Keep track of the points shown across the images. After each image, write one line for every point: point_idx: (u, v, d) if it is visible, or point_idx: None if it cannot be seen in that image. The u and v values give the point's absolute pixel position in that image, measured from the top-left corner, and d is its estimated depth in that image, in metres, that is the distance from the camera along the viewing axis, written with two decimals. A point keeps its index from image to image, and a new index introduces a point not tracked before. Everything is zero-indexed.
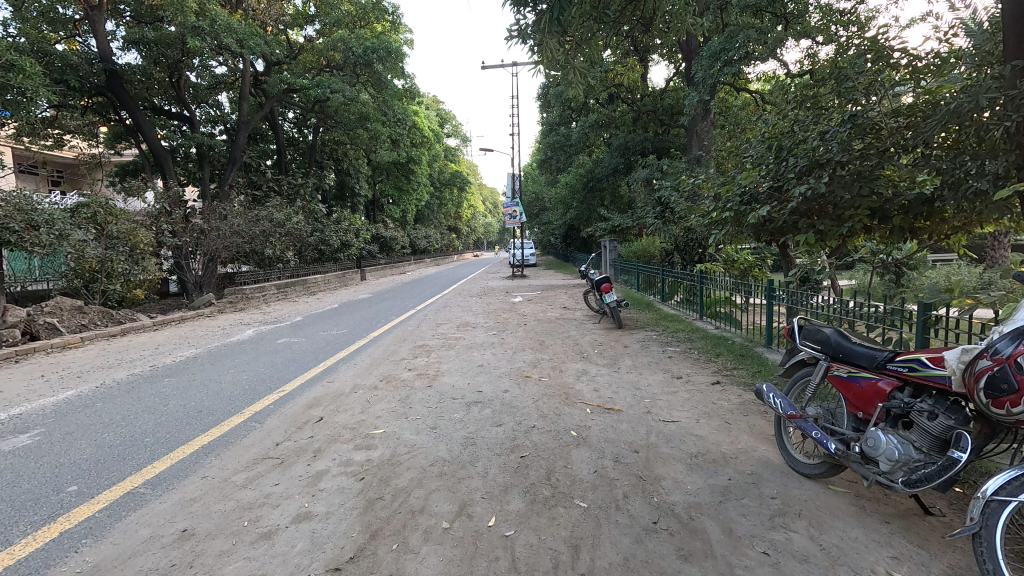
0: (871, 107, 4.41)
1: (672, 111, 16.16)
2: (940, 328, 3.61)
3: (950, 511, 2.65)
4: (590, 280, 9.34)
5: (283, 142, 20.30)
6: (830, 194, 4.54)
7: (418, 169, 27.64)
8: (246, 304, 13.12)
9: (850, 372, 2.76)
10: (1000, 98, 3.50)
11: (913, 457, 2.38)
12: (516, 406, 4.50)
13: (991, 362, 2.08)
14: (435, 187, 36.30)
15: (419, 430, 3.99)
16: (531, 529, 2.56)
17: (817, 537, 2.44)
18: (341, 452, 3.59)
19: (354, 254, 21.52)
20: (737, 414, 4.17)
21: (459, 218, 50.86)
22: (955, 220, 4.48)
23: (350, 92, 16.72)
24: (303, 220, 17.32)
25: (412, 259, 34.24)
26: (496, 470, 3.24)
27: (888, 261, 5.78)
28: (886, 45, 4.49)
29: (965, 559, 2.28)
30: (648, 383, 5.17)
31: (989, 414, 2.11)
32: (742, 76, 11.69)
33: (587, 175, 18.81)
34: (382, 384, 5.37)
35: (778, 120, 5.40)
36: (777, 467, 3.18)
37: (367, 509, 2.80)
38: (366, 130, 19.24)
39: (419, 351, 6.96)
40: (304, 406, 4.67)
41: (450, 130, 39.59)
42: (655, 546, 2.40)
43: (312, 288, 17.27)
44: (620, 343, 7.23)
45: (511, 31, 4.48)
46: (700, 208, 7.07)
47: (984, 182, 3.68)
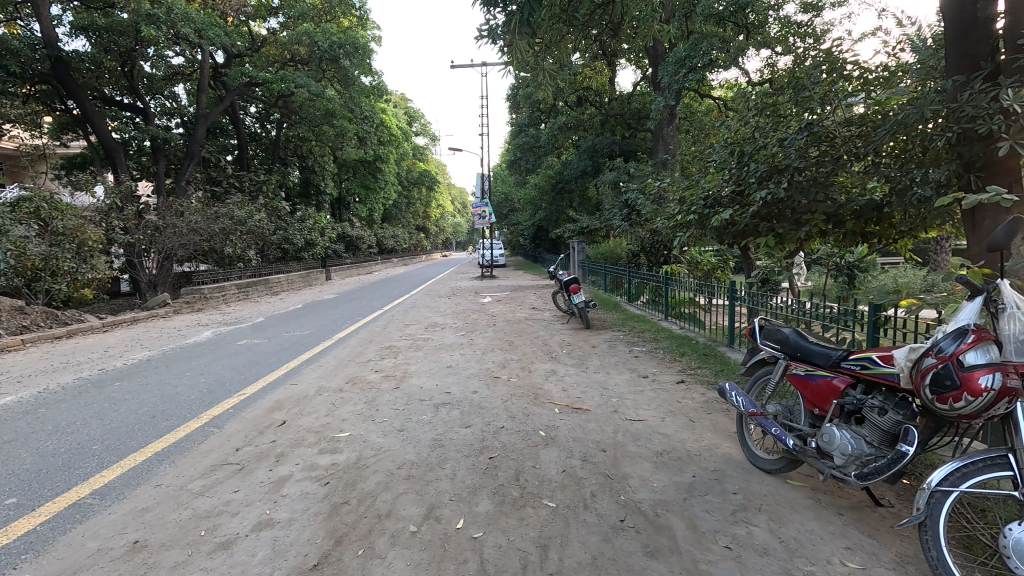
0: (826, 117, 4.60)
1: (638, 115, 16.46)
2: (889, 328, 3.84)
3: (898, 501, 2.79)
4: (558, 281, 9.40)
5: (245, 137, 19.64)
6: (788, 199, 4.72)
7: (386, 168, 27.25)
8: (204, 304, 12.64)
9: (808, 371, 2.87)
10: (941, 111, 3.73)
11: (865, 450, 2.49)
12: (485, 407, 4.49)
13: (935, 360, 2.19)
14: (403, 186, 35.94)
15: (386, 432, 3.92)
16: (500, 530, 2.56)
17: (776, 530, 2.52)
18: (305, 456, 3.50)
19: (319, 253, 21.03)
20: (701, 412, 4.28)
21: (427, 218, 50.30)
22: (903, 225, 4.71)
23: (315, 88, 16.38)
24: (265, 217, 16.82)
25: (379, 258, 33.76)
26: (465, 472, 3.22)
27: (842, 263, 6.06)
28: (840, 57, 4.71)
29: (912, 547, 2.40)
30: (615, 383, 5.24)
31: (934, 409, 2.22)
32: (706, 82, 12.02)
33: (556, 176, 19.00)
34: (349, 385, 5.27)
35: (740, 126, 5.57)
36: (739, 463, 3.29)
37: (332, 514, 2.73)
38: (333, 127, 18.89)
39: (387, 352, 6.85)
40: (266, 409, 4.53)
41: (418, 128, 39.19)
42: (622, 544, 2.44)
43: (274, 288, 16.78)
44: (588, 343, 7.31)
45: (481, 30, 4.47)
46: (666, 211, 7.22)
47: (927, 189, 3.88)
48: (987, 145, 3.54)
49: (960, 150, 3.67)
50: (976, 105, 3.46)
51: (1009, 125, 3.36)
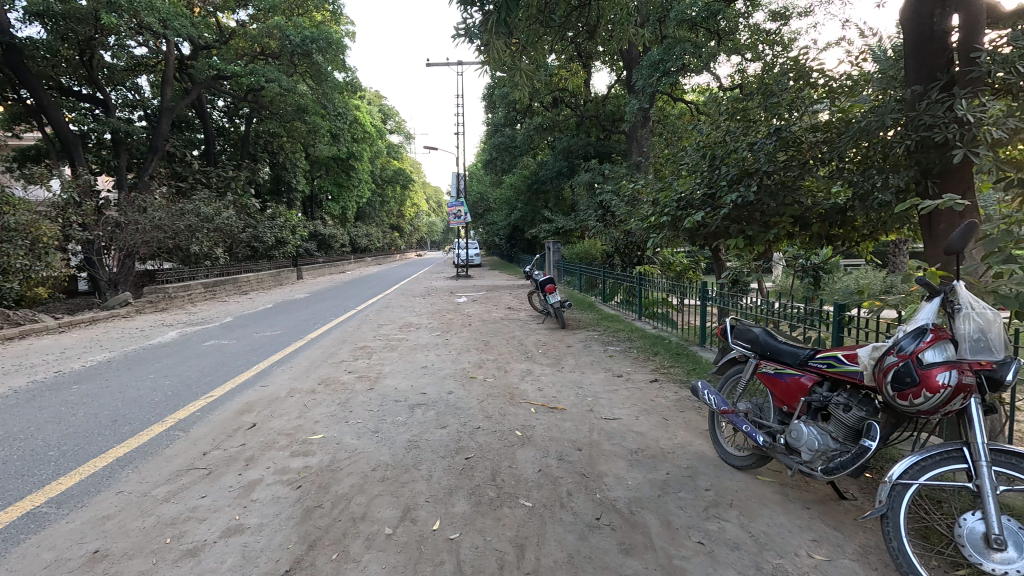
0: (793, 122, 4.73)
1: (613, 118, 16.64)
2: (853, 327, 4.00)
3: (861, 494, 2.90)
4: (534, 281, 9.44)
5: (212, 132, 19.10)
6: (758, 202, 4.85)
7: (359, 165, 26.85)
8: (169, 304, 12.22)
9: (777, 369, 2.95)
10: (900, 119, 3.90)
11: (831, 446, 2.58)
12: (461, 407, 4.47)
13: (897, 358, 2.28)
14: (377, 184, 35.52)
15: (360, 434, 3.86)
16: (477, 531, 2.55)
17: (747, 525, 2.59)
18: (276, 459, 3.42)
19: (290, 252, 20.56)
20: (674, 410, 4.36)
21: (401, 217, 49.69)
22: (865, 228, 4.91)
23: (287, 83, 16.05)
24: (233, 214, 16.36)
25: (352, 258, 33.21)
26: (440, 473, 3.20)
27: (807, 265, 6.21)
28: (807, 65, 4.87)
29: (874, 538, 2.49)
30: (591, 382, 5.29)
31: (895, 405, 2.31)
32: (679, 87, 12.27)
33: (531, 177, 19.09)
34: (321, 387, 5.17)
35: (712, 130, 5.69)
36: (710, 460, 3.36)
37: (305, 518, 2.68)
38: (304, 122, 18.53)
39: (360, 353, 6.75)
40: (235, 412, 4.41)
41: (392, 126, 38.72)
42: (598, 542, 2.46)
43: (243, 288, 16.34)
44: (564, 343, 7.36)
45: (458, 29, 4.47)
46: (640, 213, 7.33)
47: (887, 195, 4.04)
48: (943, 153, 3.70)
49: (918, 157, 3.85)
50: (933, 114, 3.63)
51: (964, 133, 3.52)
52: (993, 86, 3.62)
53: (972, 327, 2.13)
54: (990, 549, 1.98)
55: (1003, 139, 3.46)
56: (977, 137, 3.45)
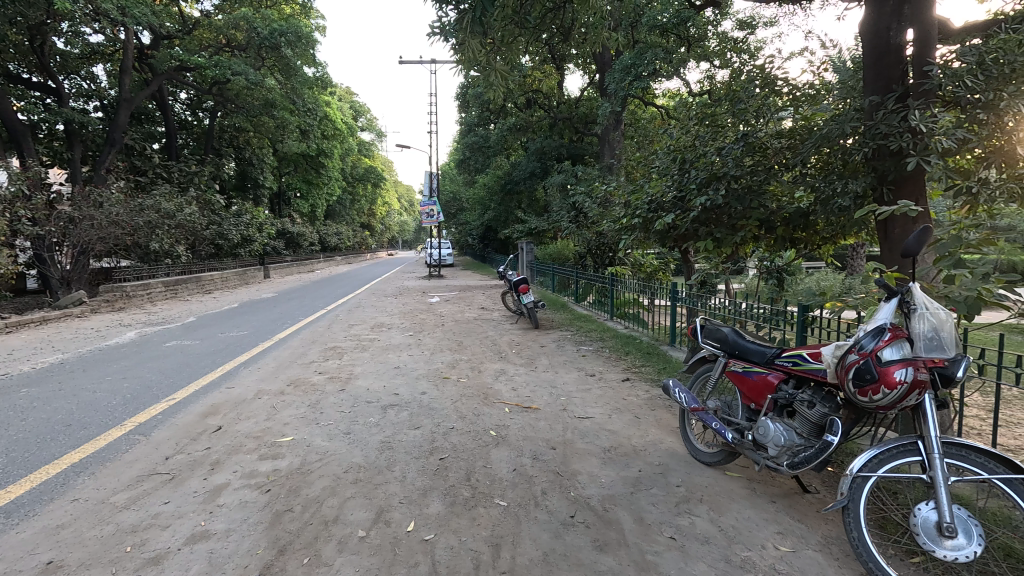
0: (759, 128, 4.87)
1: (585, 120, 16.79)
2: (816, 327, 4.14)
3: (823, 488, 3.01)
4: (508, 281, 9.44)
5: (174, 125, 18.41)
6: (725, 205, 4.97)
7: (329, 163, 26.33)
8: (127, 304, 11.72)
9: (745, 367, 3.04)
10: (859, 128, 4.08)
11: (796, 441, 2.67)
12: (434, 408, 4.44)
13: (858, 356, 2.38)
14: (347, 182, 34.93)
15: (332, 436, 3.80)
16: (452, 531, 2.54)
17: (716, 519, 2.66)
18: (243, 463, 3.32)
19: (257, 250, 19.98)
20: (645, 408, 4.44)
21: (372, 215, 48.98)
22: (826, 232, 5.11)
23: (254, 76, 15.62)
24: (197, 210, 15.82)
25: (321, 257, 32.54)
26: (414, 474, 3.17)
27: (772, 267, 6.43)
28: (773, 73, 5.05)
29: (836, 529, 2.60)
30: (564, 382, 5.32)
31: (856, 401, 2.41)
32: (651, 91, 12.49)
33: (505, 177, 19.10)
34: (290, 388, 5.04)
35: (682, 134, 5.76)
36: (681, 457, 3.44)
37: (274, 523, 2.61)
38: (273, 118, 18.09)
39: (331, 354, 6.63)
40: (199, 415, 4.27)
41: (364, 123, 38.15)
42: (573, 540, 2.48)
43: (206, 287, 15.81)
44: (537, 343, 7.40)
45: (433, 27, 4.45)
46: (612, 214, 7.42)
47: (847, 200, 4.20)
48: (898, 161, 3.89)
49: (875, 164, 4.03)
50: (889, 123, 3.82)
51: (917, 142, 3.71)
52: (944, 98, 3.82)
53: (927, 326, 2.24)
54: (942, 537, 2.07)
55: (953, 149, 3.65)
56: (929, 146, 3.64)
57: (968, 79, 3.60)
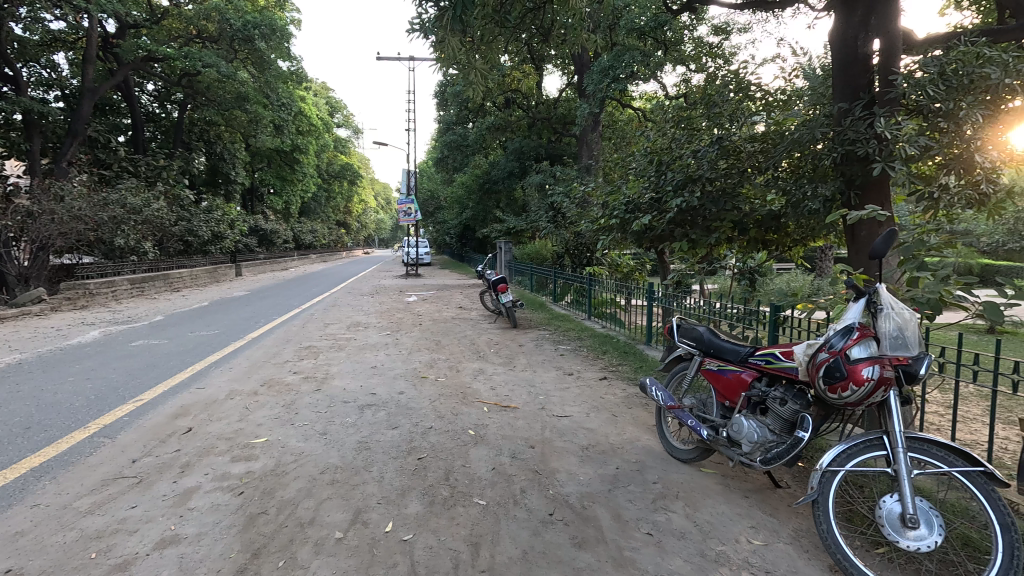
0: (733, 132, 4.93)
1: (564, 121, 16.92)
2: (787, 327, 4.24)
3: (794, 482, 3.10)
4: (486, 280, 9.43)
5: (141, 117, 17.82)
6: (700, 207, 5.05)
7: (304, 159, 25.86)
8: (89, 302, 11.30)
9: (720, 366, 3.10)
10: (829, 133, 4.23)
11: (768, 437, 2.74)
12: (412, 407, 4.41)
13: (828, 354, 2.45)
14: (322, 179, 34.39)
15: (308, 437, 3.73)
16: (430, 531, 2.53)
17: (692, 515, 2.71)
18: (215, 465, 3.24)
19: (228, 247, 19.46)
20: (623, 407, 4.49)
21: (348, 214, 48.34)
22: (796, 234, 5.25)
23: (227, 68, 15.29)
24: (165, 205, 15.34)
25: (295, 254, 31.93)
26: (392, 474, 3.14)
27: (745, 268, 6.54)
28: (746, 79, 5.18)
29: (806, 522, 2.67)
30: (542, 380, 5.35)
31: (826, 398, 2.48)
32: (628, 93, 12.68)
33: (483, 176, 19.09)
34: (264, 389, 4.93)
35: (659, 137, 5.79)
36: (657, 454, 3.50)
37: (248, 525, 2.56)
38: (245, 112, 17.72)
39: (306, 353, 6.51)
40: (168, 416, 4.14)
41: (340, 119, 37.61)
42: (552, 538, 2.50)
43: (174, 284, 15.34)
44: (515, 342, 7.41)
45: (413, 24, 4.44)
46: (590, 215, 7.48)
47: (817, 203, 4.32)
48: (865, 166, 4.03)
49: (844, 169, 4.16)
50: (856, 130, 3.97)
51: (882, 148, 3.85)
52: (908, 106, 3.97)
53: (892, 325, 2.33)
54: (905, 528, 2.15)
55: (915, 155, 3.81)
56: (894, 152, 3.78)
57: (930, 88, 3.76)
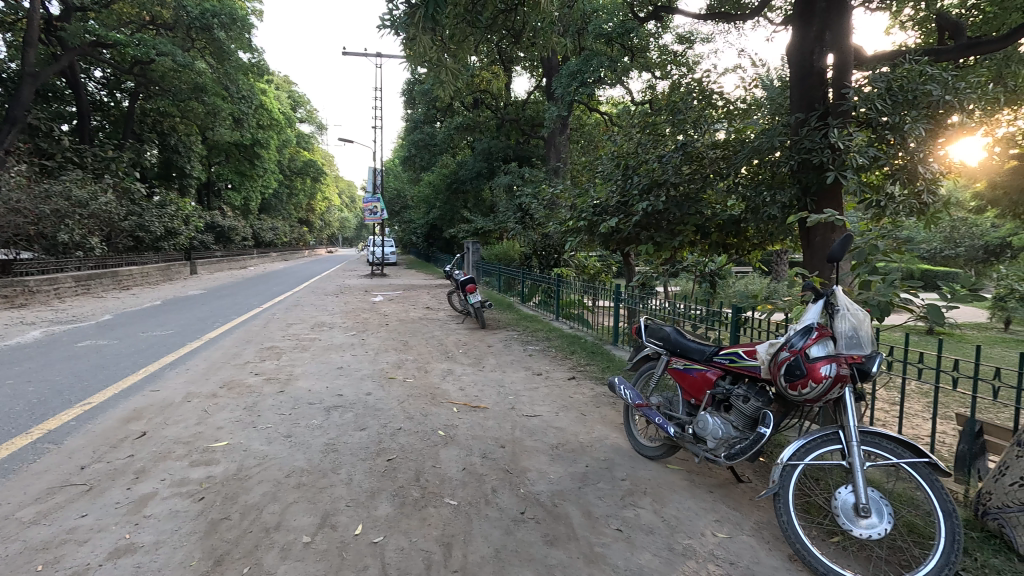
0: (697, 139, 5.07)
1: (532, 123, 17.04)
2: (748, 327, 4.40)
3: (755, 477, 3.22)
4: (454, 280, 9.39)
5: (87, 105, 16.89)
6: (665, 211, 5.17)
7: (266, 154, 25.09)
8: (29, 300, 10.62)
9: (686, 365, 3.19)
10: (786, 142, 4.43)
11: (732, 434, 2.84)
12: (380, 408, 4.35)
13: (789, 353, 2.56)
14: (284, 175, 33.48)
15: (271, 439, 3.62)
16: (401, 532, 2.50)
17: (659, 510, 2.78)
18: (172, 470, 3.11)
19: (183, 244, 18.58)
20: (591, 406, 4.56)
21: (311, 211, 47.15)
22: (755, 238, 5.45)
23: (183, 58, 14.74)
24: (114, 198, 14.61)
25: (255, 252, 30.88)
26: (361, 476, 3.09)
27: (706, 271, 6.77)
28: (709, 87, 5.36)
29: (766, 515, 2.78)
30: (511, 381, 5.36)
31: (787, 395, 2.59)
32: (595, 97, 12.89)
33: (451, 176, 18.92)
34: (223, 391, 4.76)
35: (625, 141, 5.85)
36: (625, 451, 3.57)
37: (209, 532, 2.46)
38: (202, 103, 17.07)
39: (267, 354, 6.31)
40: (120, 420, 3.93)
41: (303, 114, 36.73)
42: (523, 535, 2.51)
43: (123, 282, 14.57)
44: (483, 342, 7.42)
45: (384, 20, 4.40)
46: (558, 217, 7.54)
47: (775, 209, 4.52)
48: (820, 174, 4.23)
49: (800, 176, 4.36)
50: (811, 140, 4.19)
51: (836, 158, 4.07)
52: (858, 119, 4.19)
53: (848, 325, 2.44)
54: (858, 517, 2.27)
55: (865, 165, 4.04)
56: (845, 162, 4.01)
57: (877, 102, 3.99)
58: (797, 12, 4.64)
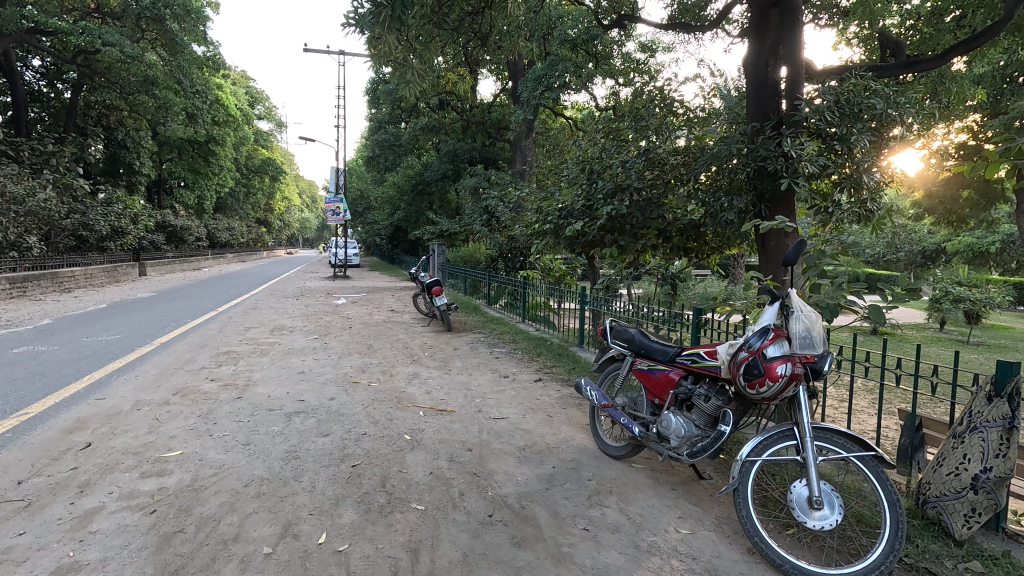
0: (660, 144, 5.20)
1: (497, 126, 17.09)
2: (707, 329, 4.53)
3: (716, 473, 3.33)
4: (419, 283, 9.29)
5: (24, 95, 15.85)
6: (629, 215, 5.30)
7: (221, 151, 24.16)
8: None
9: (649, 365, 3.26)
10: (743, 149, 4.60)
11: (694, 432, 2.92)
12: (344, 413, 4.26)
13: (747, 353, 2.65)
14: (241, 173, 32.38)
15: (228, 448, 3.48)
16: (367, 539, 2.45)
17: (624, 509, 2.83)
18: (121, 483, 2.94)
19: (130, 245, 17.56)
20: (557, 407, 4.59)
21: (269, 211, 45.75)
22: (713, 242, 5.62)
23: (132, 48, 13.88)
24: (54, 195, 13.78)
25: (209, 253, 29.65)
26: (325, 483, 3.02)
27: (668, 274, 6.96)
28: (670, 95, 5.49)
29: (726, 510, 2.87)
30: (477, 383, 5.35)
31: (745, 393, 2.68)
32: (560, 102, 13.04)
33: (416, 177, 18.66)
34: (176, 398, 4.54)
35: (589, 145, 5.93)
36: (591, 452, 3.62)
37: (162, 546, 2.35)
38: (152, 96, 16.31)
39: (224, 359, 6.07)
40: (61, 432, 3.70)
41: (261, 111, 35.65)
42: (491, 538, 2.51)
43: (64, 284, 13.71)
44: (449, 345, 7.36)
45: (348, 18, 4.31)
46: (524, 219, 7.56)
47: (732, 214, 4.71)
48: (774, 181, 4.42)
49: (755, 184, 4.54)
50: (766, 148, 4.36)
51: (788, 166, 4.25)
52: (809, 129, 4.38)
53: (802, 326, 2.57)
54: (812, 509, 2.37)
55: (815, 173, 4.24)
56: (798, 170, 4.19)
57: (827, 114, 4.19)
58: (753, 25, 4.83)
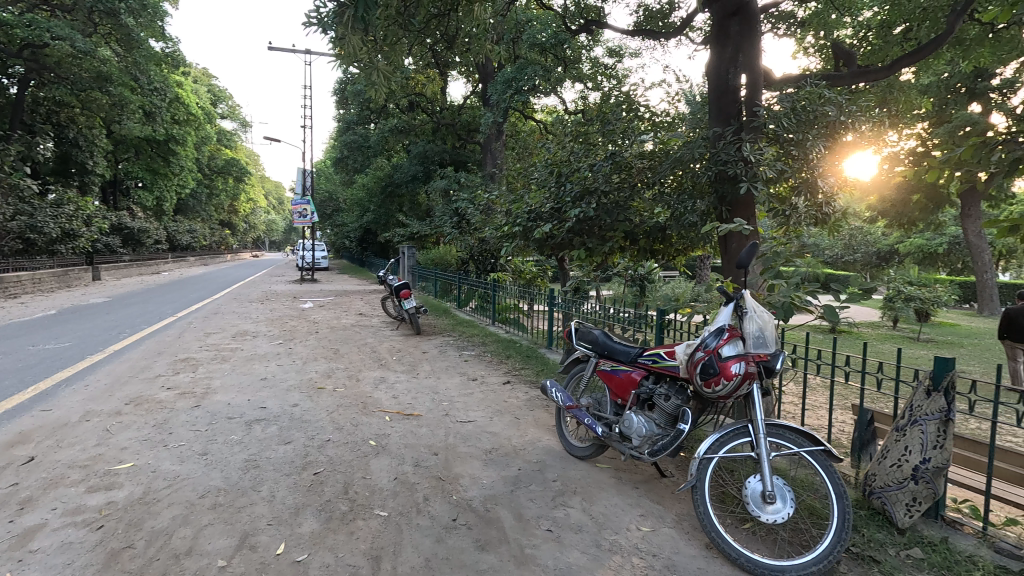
0: (626, 148, 5.29)
1: (468, 128, 17.08)
2: (671, 330, 4.54)
3: (677, 471, 3.40)
4: (387, 286, 9.15)
5: None
6: (596, 218, 5.35)
7: (182, 151, 23.38)
8: None
9: (613, 366, 3.31)
10: (705, 154, 4.72)
11: (654, 431, 2.98)
12: (308, 420, 4.17)
13: (703, 353, 2.72)
14: (203, 174, 31.39)
15: (184, 458, 3.37)
16: (327, 548, 2.41)
17: (588, 508, 2.87)
18: (66, 498, 2.81)
19: (83, 247, 16.82)
20: (525, 409, 4.61)
21: (234, 213, 44.49)
22: (678, 244, 5.70)
23: (83, 43, 13.33)
24: None
25: (169, 256, 28.61)
26: (285, 492, 2.95)
27: (636, 275, 7.08)
28: (635, 99, 5.57)
29: (686, 507, 2.94)
30: (445, 387, 5.31)
31: (702, 392, 2.75)
32: (529, 105, 13.12)
33: (386, 179, 18.38)
34: (129, 408, 4.35)
35: (558, 149, 5.99)
36: (557, 453, 3.64)
37: (108, 563, 2.25)
38: (106, 93, 15.69)
39: (182, 366, 5.86)
40: (1, 446, 3.50)
41: (224, 110, 34.70)
42: (455, 543, 2.50)
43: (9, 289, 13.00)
44: (418, 349, 7.30)
45: (310, 18, 4.23)
46: (494, 222, 7.57)
47: (694, 217, 4.83)
48: (734, 185, 4.54)
49: (717, 187, 4.66)
50: (727, 152, 4.48)
51: (748, 170, 4.38)
52: (768, 135, 4.53)
53: (755, 326, 2.65)
54: (765, 503, 2.45)
55: (773, 177, 4.40)
56: (756, 174, 4.33)
57: (784, 121, 4.36)
58: (714, 33, 4.98)
